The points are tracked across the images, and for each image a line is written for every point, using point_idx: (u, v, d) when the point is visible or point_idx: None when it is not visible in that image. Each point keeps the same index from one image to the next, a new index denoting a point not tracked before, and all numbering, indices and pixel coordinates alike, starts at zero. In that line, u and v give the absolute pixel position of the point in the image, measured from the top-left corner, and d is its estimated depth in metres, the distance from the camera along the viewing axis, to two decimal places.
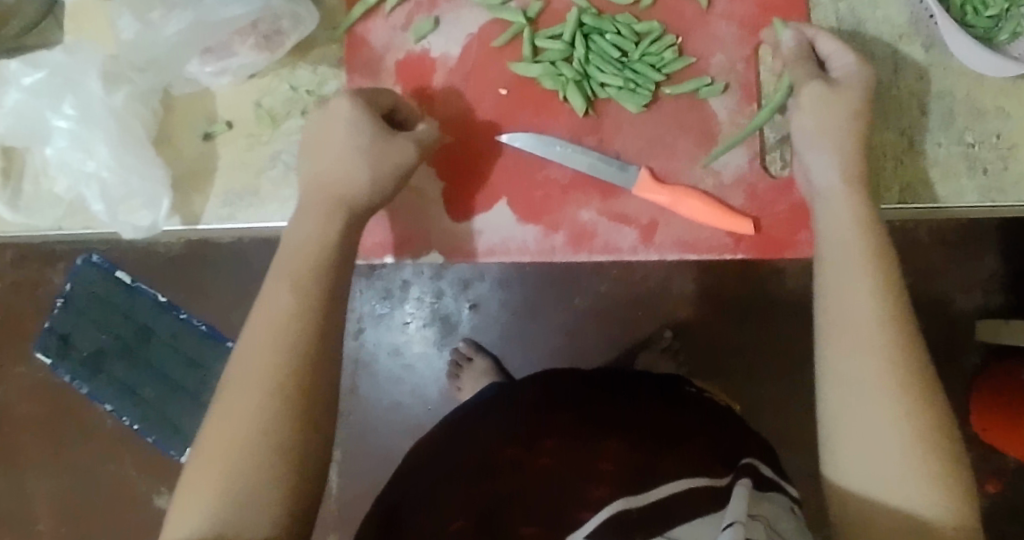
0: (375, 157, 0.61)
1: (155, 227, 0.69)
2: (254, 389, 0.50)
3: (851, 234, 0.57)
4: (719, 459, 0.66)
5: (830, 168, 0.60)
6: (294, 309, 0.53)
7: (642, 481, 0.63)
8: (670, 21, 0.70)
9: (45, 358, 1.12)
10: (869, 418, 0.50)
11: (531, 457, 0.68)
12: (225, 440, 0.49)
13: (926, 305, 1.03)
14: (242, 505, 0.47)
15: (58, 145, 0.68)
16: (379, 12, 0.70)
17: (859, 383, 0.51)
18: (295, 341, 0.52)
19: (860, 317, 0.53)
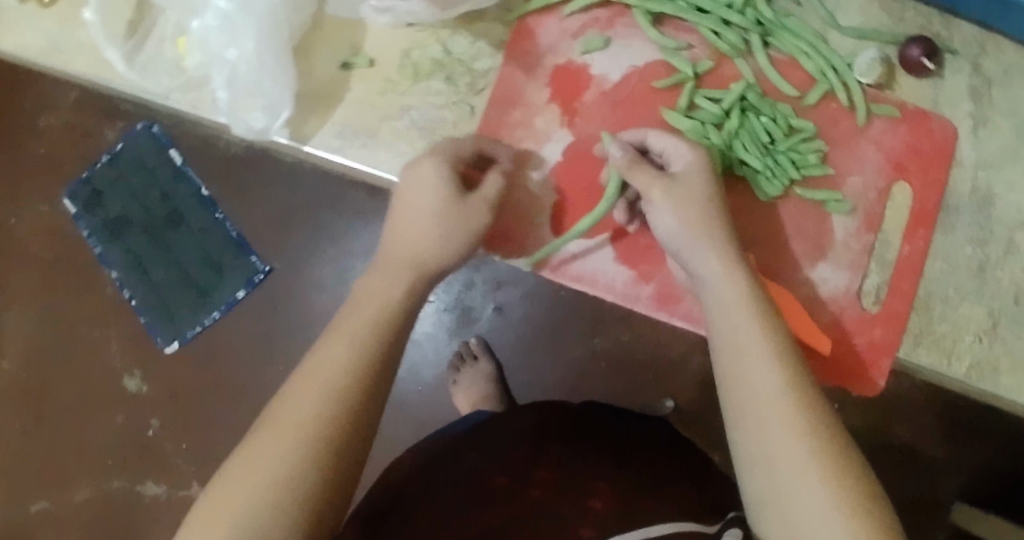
0: (448, 221, 0.60)
1: (266, 132, 0.68)
2: (287, 449, 0.49)
3: (745, 315, 0.56)
4: (708, 508, 0.67)
5: (708, 253, 0.59)
6: (347, 371, 0.52)
7: (629, 522, 0.63)
8: (824, 127, 0.70)
9: (72, 207, 1.10)
10: (801, 504, 0.49)
11: (520, 490, 0.68)
12: (246, 490, 0.47)
13: (920, 469, 1.05)
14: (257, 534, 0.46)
15: (207, 22, 0.65)
16: (556, 12, 0.69)
17: (779, 472, 0.50)
18: (338, 408, 0.51)
19: (773, 401, 0.52)
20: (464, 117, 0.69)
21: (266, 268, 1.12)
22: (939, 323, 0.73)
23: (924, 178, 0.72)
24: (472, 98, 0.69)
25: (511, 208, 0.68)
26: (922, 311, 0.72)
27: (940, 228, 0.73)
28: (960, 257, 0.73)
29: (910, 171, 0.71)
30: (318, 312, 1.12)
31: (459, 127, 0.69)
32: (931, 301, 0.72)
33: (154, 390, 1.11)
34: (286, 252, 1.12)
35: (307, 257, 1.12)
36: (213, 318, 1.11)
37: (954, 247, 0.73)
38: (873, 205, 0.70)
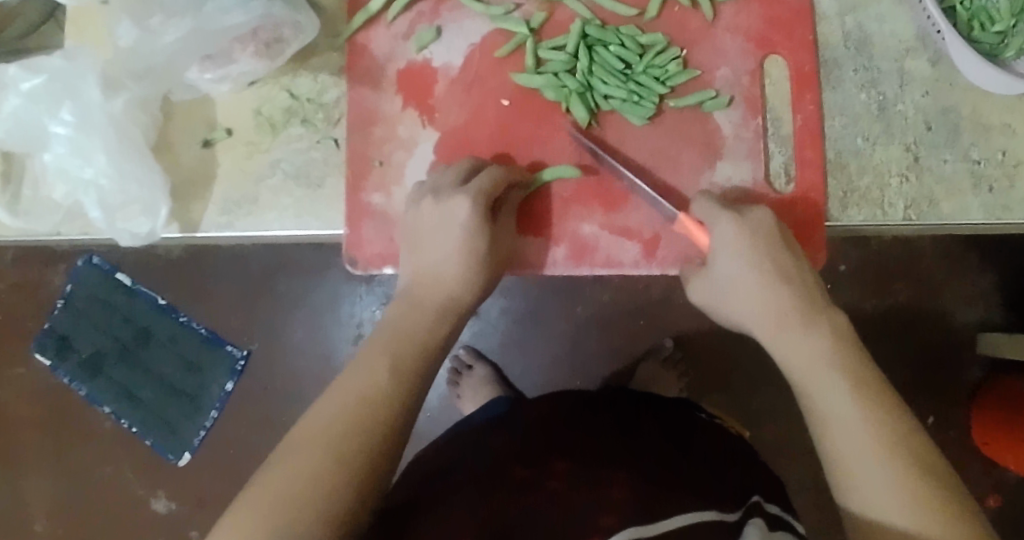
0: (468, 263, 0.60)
1: (154, 233, 0.69)
2: (318, 452, 0.48)
3: (783, 295, 0.58)
4: (725, 490, 0.64)
5: (727, 252, 0.60)
6: (386, 390, 0.52)
7: (651, 508, 0.58)
8: (675, 33, 0.69)
9: (44, 359, 1.03)
10: (855, 449, 0.50)
11: (538, 481, 0.60)
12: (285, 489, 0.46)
13: (927, 319, 1.00)
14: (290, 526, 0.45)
15: (57, 151, 0.67)
16: (381, 20, 0.69)
17: (838, 428, 0.51)
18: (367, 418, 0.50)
19: (823, 366, 0.54)
20: (332, 151, 0.70)
21: (245, 353, 1.04)
22: (861, 176, 0.71)
23: (793, 44, 0.70)
24: (332, 130, 0.70)
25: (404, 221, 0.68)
26: (839, 172, 0.71)
27: (827, 85, 0.71)
28: (858, 105, 0.71)
29: (776, 42, 0.70)
30: (311, 378, 1.04)
31: (330, 163, 0.69)
32: (845, 158, 0.71)
33: (183, 505, 1.05)
34: (258, 329, 1.04)
35: (278, 328, 1.04)
36: (213, 418, 1.05)
37: (848, 99, 0.71)
38: (750, 89, 0.69)
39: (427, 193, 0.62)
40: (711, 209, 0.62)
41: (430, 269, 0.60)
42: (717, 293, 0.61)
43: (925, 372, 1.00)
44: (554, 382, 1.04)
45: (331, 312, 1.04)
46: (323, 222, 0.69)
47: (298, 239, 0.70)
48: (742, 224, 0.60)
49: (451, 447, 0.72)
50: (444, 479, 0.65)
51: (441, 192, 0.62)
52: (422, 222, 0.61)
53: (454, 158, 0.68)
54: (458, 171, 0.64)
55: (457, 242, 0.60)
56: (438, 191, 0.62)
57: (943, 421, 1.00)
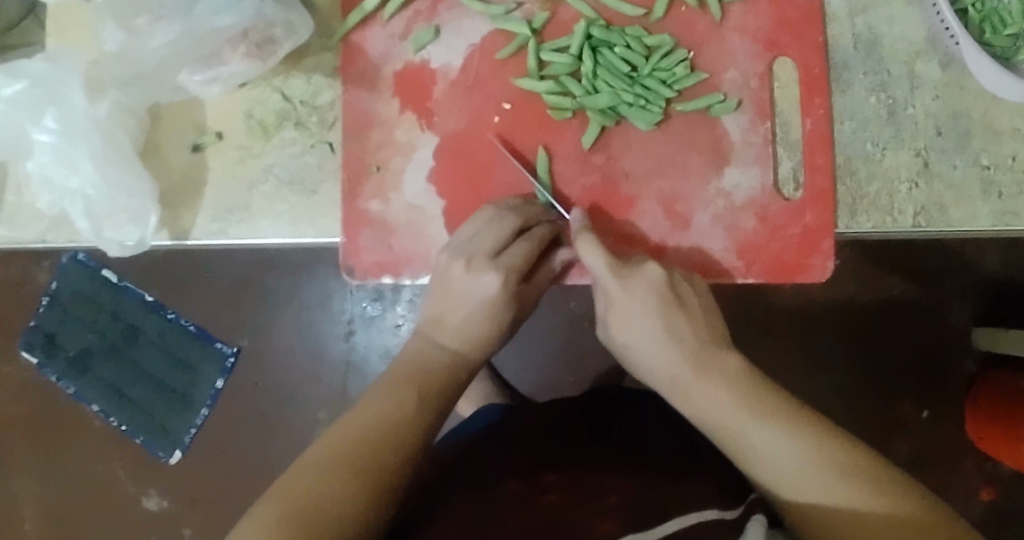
0: (492, 316, 0.60)
1: (143, 243, 0.66)
2: (337, 459, 0.49)
3: (667, 358, 0.58)
4: (727, 488, 0.61)
5: (624, 311, 0.60)
6: (414, 404, 0.54)
7: (649, 515, 0.55)
8: (681, 34, 0.67)
9: (31, 358, 0.96)
10: (763, 455, 0.50)
11: (531, 496, 0.58)
12: (313, 494, 0.46)
13: (921, 315, 0.94)
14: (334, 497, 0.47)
15: (41, 160, 0.65)
16: (377, 20, 0.66)
17: (753, 441, 0.51)
18: (385, 429, 0.51)
19: (725, 403, 0.53)
20: (327, 155, 0.68)
21: (235, 350, 0.97)
22: (870, 182, 0.69)
23: (802, 46, 0.68)
24: (327, 134, 0.68)
25: (403, 228, 0.66)
26: (848, 178, 0.69)
27: (836, 89, 0.70)
28: (867, 109, 0.69)
29: (785, 44, 0.68)
30: (302, 375, 0.98)
31: (325, 168, 0.67)
32: (854, 164, 0.69)
33: (174, 504, 0.99)
34: (249, 326, 0.97)
35: (265, 323, 0.97)
36: (204, 415, 0.98)
37: (856, 102, 0.69)
38: (758, 92, 0.67)
39: (460, 255, 0.61)
40: (607, 271, 0.61)
41: (450, 328, 0.59)
42: (621, 352, 0.61)
43: (917, 369, 0.95)
44: (545, 381, 0.97)
45: (320, 308, 0.97)
46: (319, 229, 0.67)
47: (292, 246, 0.68)
48: (632, 282, 0.60)
49: (443, 459, 0.69)
50: (437, 495, 0.63)
51: (474, 259, 0.61)
52: (449, 287, 0.60)
53: (453, 161, 0.66)
54: (495, 235, 0.62)
55: (482, 313, 0.60)
56: (471, 257, 0.61)
57: (937, 415, 0.96)
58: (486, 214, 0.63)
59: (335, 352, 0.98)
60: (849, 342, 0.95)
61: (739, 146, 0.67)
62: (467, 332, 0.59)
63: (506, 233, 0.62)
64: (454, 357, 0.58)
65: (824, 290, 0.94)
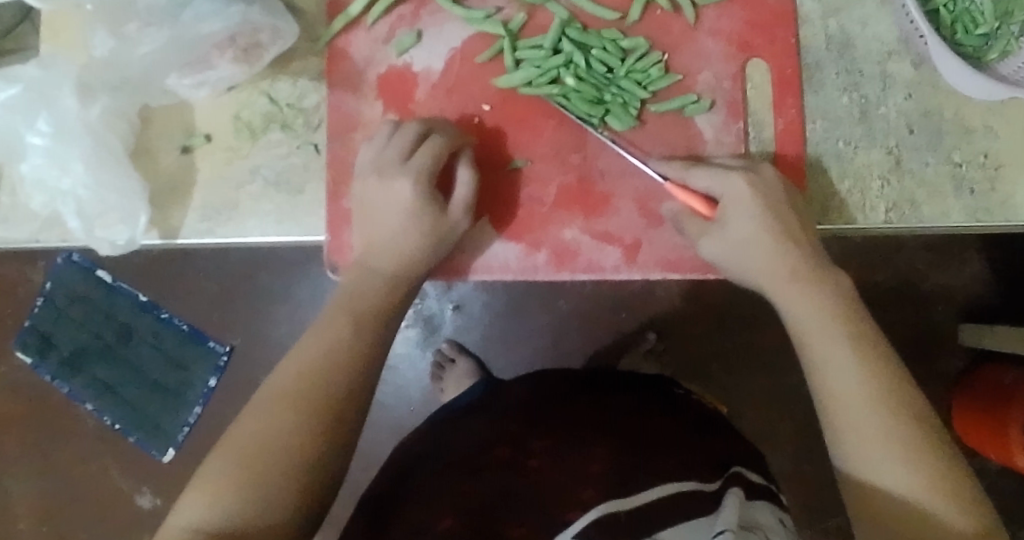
0: (410, 230, 0.61)
1: (133, 242, 0.68)
2: (285, 398, 0.52)
3: (766, 257, 0.60)
4: (709, 463, 0.63)
5: (740, 214, 0.61)
6: (348, 337, 0.56)
7: (630, 482, 0.57)
8: (656, 36, 0.69)
9: (25, 357, 0.98)
10: (836, 376, 0.54)
11: (517, 460, 0.62)
12: (259, 438, 0.50)
13: (905, 310, 0.96)
14: (273, 447, 0.49)
15: (34, 162, 0.66)
16: (361, 24, 0.68)
17: (828, 367, 0.55)
18: (330, 366, 0.54)
19: (823, 334, 0.56)
20: (312, 156, 0.69)
21: (228, 349, 0.99)
22: (842, 180, 0.71)
23: (775, 48, 0.70)
24: (312, 136, 0.69)
25: None
26: (820, 176, 0.71)
27: (809, 88, 0.71)
28: (839, 108, 0.71)
29: (758, 45, 0.70)
30: None
31: (310, 168, 0.69)
32: (826, 162, 0.71)
33: (168, 502, 1.01)
34: (241, 325, 0.99)
35: (257, 323, 0.99)
36: (196, 413, 0.99)
37: (829, 102, 0.71)
38: (731, 93, 0.69)
39: (372, 169, 0.62)
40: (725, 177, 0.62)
41: (382, 244, 0.61)
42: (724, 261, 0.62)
43: (902, 363, 0.97)
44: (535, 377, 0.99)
45: (312, 307, 0.99)
46: (304, 228, 0.69)
47: (278, 244, 0.70)
48: (754, 181, 0.61)
49: (438, 433, 0.73)
50: (434, 460, 0.67)
51: (385, 169, 0.62)
52: (372, 202, 0.62)
53: None
54: (403, 143, 0.63)
55: (405, 221, 0.61)
56: (381, 167, 0.62)
57: None
58: (410, 131, 0.63)
59: None
60: None
61: (714, 146, 0.68)
62: (393, 249, 0.61)
63: (410, 143, 0.63)
64: (387, 279, 0.60)
65: None
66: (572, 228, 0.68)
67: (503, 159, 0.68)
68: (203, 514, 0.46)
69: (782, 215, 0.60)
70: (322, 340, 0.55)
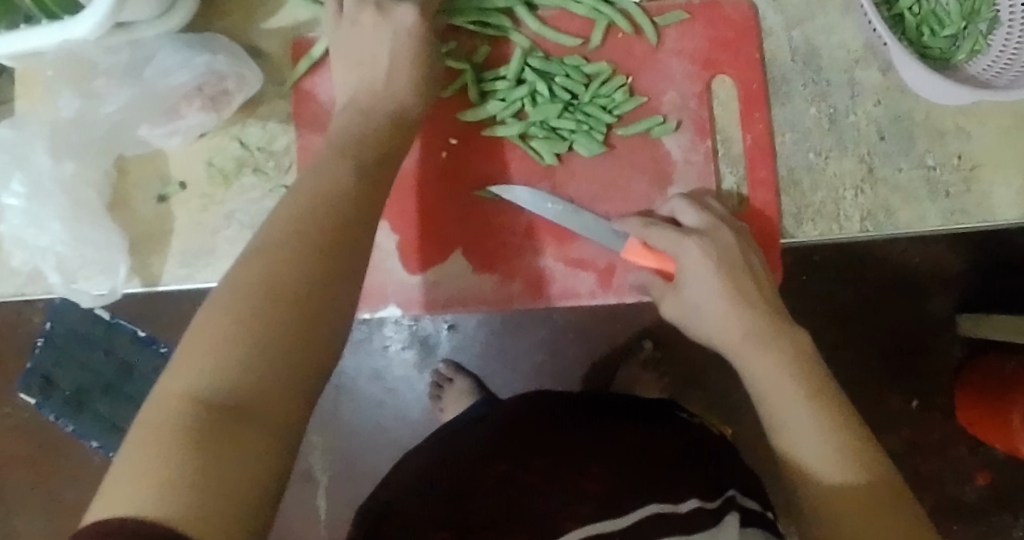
0: (397, 56, 0.57)
1: (115, 291, 0.69)
2: (286, 247, 0.43)
3: (722, 320, 0.59)
4: (702, 481, 0.64)
5: (696, 273, 0.61)
6: (350, 181, 0.49)
7: (626, 499, 0.59)
8: (619, 60, 0.69)
9: (29, 399, 1.00)
10: (787, 424, 0.53)
11: (517, 479, 0.62)
12: (263, 275, 0.41)
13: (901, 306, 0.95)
14: (279, 269, 0.42)
15: (11, 222, 0.67)
16: (324, 65, 0.68)
17: (777, 410, 0.54)
18: (342, 206, 0.47)
19: (773, 375, 0.55)
20: None
21: None
22: (815, 191, 0.71)
23: (739, 63, 0.70)
24: (284, 178, 0.70)
25: None
26: (793, 189, 0.71)
27: (777, 102, 0.71)
28: (809, 119, 0.71)
29: (722, 62, 0.70)
30: None
31: None
32: (798, 174, 0.71)
33: None
34: None
35: None
36: None
37: (798, 113, 0.71)
38: (697, 112, 0.69)
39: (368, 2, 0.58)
40: (676, 236, 0.62)
41: (374, 63, 0.57)
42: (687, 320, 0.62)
43: (900, 357, 0.97)
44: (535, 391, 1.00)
45: None
46: None
47: None
48: (706, 246, 0.61)
49: (434, 452, 0.72)
50: (435, 475, 0.66)
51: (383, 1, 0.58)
52: (365, 45, 0.58)
53: (406, 198, 0.69)
54: None
55: (403, 65, 0.58)
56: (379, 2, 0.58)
57: (923, 402, 0.98)
58: (406, 15, 0.58)
59: (349, 379, 1.00)
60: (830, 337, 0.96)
61: (683, 165, 0.69)
62: (388, 74, 0.57)
63: None
64: (390, 115, 0.56)
65: (803, 287, 0.95)
66: (546, 260, 0.69)
67: (476, 190, 0.69)
68: (208, 367, 0.37)
69: (737, 277, 0.60)
70: (274, 244, 0.43)
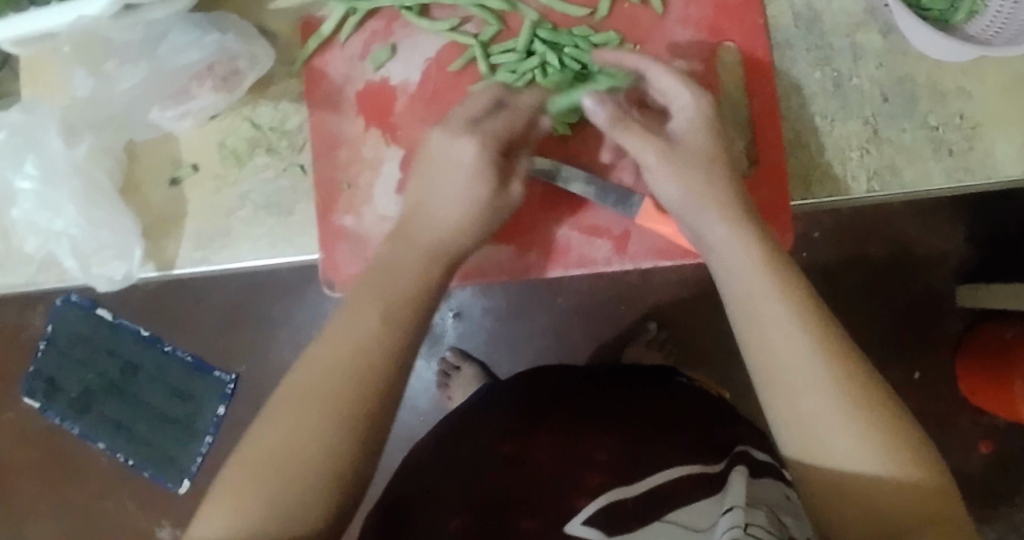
0: (459, 190, 0.58)
1: (131, 276, 0.69)
2: (311, 409, 0.46)
3: (694, 187, 0.60)
4: (708, 443, 0.64)
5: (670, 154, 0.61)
6: (384, 322, 0.51)
7: (632, 467, 0.60)
8: (626, 30, 0.70)
9: (34, 403, 0.99)
10: (812, 404, 0.49)
11: (525, 457, 0.63)
12: (284, 454, 0.45)
13: (900, 278, 0.97)
14: (297, 484, 0.45)
15: (25, 206, 0.68)
16: (335, 43, 0.69)
17: (800, 391, 0.49)
18: (375, 357, 0.49)
19: (794, 350, 0.50)
20: (299, 177, 0.70)
21: (233, 377, 1.00)
22: (822, 153, 0.72)
23: (743, 30, 0.71)
24: (298, 157, 0.70)
25: (376, 239, 0.68)
26: (800, 151, 0.72)
27: (781, 67, 0.72)
28: (812, 84, 0.72)
29: (727, 29, 0.71)
30: None
31: (298, 189, 0.70)
32: (805, 138, 0.72)
33: None
34: (246, 352, 1.00)
35: (261, 348, 1.00)
36: (208, 443, 0.99)
37: (802, 78, 0.72)
38: (705, 79, 0.70)
39: (442, 128, 0.60)
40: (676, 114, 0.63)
41: (429, 208, 0.59)
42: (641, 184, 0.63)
43: (900, 329, 0.98)
44: None
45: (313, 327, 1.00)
46: (300, 248, 0.71)
47: (275, 266, 0.72)
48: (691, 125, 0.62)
49: (443, 432, 0.72)
50: (443, 457, 0.67)
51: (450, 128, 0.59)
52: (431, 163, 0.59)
53: None
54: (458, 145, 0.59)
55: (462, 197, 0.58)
56: (448, 125, 0.60)
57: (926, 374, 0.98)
58: (465, 148, 0.59)
59: None
60: (829, 306, 0.97)
61: None
62: (442, 224, 0.58)
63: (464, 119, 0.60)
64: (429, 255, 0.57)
65: (804, 262, 0.96)
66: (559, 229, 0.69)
67: None
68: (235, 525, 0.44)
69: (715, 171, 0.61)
70: (313, 398, 0.47)
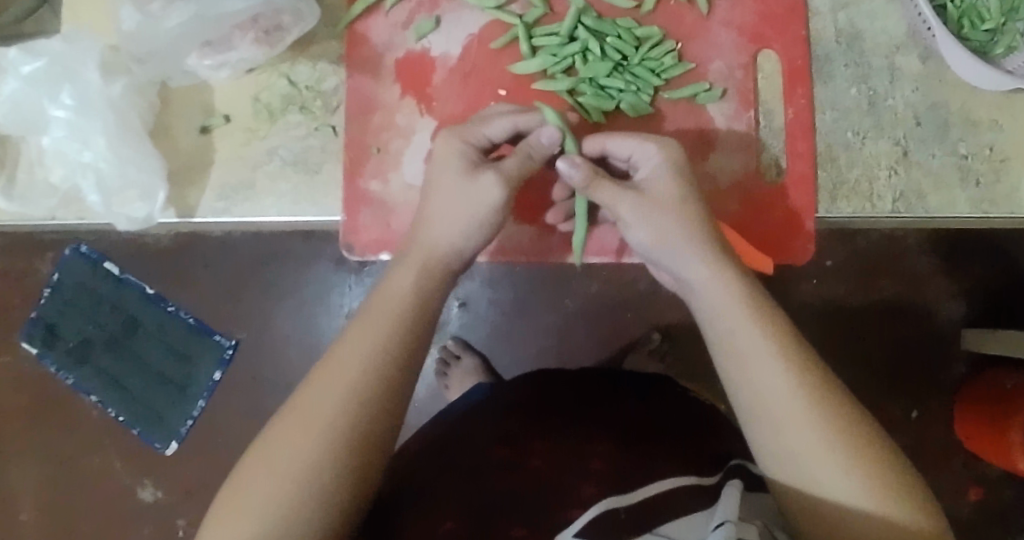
0: (461, 209, 0.55)
1: (151, 218, 0.69)
2: (316, 438, 0.44)
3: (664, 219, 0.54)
4: (706, 453, 0.59)
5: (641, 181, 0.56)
6: (391, 342, 0.49)
7: (630, 477, 0.54)
8: (670, 27, 0.70)
9: (31, 349, 0.96)
10: (788, 432, 0.46)
11: (523, 460, 0.58)
12: (285, 487, 0.43)
13: (910, 315, 0.92)
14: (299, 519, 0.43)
15: (55, 135, 0.68)
16: (380, 10, 0.69)
17: (776, 416, 0.46)
18: (380, 393, 0.47)
19: (767, 376, 0.47)
20: (330, 138, 0.70)
21: (233, 342, 0.96)
22: (851, 168, 0.72)
23: (785, 39, 0.71)
24: (330, 118, 0.70)
25: (401, 207, 0.69)
26: (829, 164, 0.72)
27: (818, 80, 0.73)
28: (848, 100, 0.73)
29: (769, 37, 0.71)
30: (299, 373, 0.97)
31: (327, 149, 0.70)
32: (835, 151, 0.72)
33: (169, 495, 0.97)
34: (250, 318, 0.96)
35: (265, 316, 0.96)
36: (201, 407, 0.96)
37: (838, 94, 0.73)
38: (743, 82, 0.70)
39: (454, 134, 0.58)
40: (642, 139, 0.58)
41: (435, 222, 0.55)
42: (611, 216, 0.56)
43: (903, 368, 0.93)
44: None
45: (320, 301, 0.96)
46: (320, 207, 0.70)
47: (294, 223, 0.71)
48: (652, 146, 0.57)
49: (436, 428, 0.67)
50: (432, 455, 0.62)
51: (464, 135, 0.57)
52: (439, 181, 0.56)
53: None
54: (460, 147, 0.57)
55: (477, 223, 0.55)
56: (464, 140, 0.57)
57: (927, 416, 0.93)
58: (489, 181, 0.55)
59: None
60: (832, 339, 0.93)
61: (725, 132, 0.70)
62: (454, 230, 0.54)
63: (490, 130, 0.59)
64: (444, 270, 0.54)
65: (815, 288, 0.92)
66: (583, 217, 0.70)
67: None
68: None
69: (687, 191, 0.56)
70: (318, 428, 0.45)
